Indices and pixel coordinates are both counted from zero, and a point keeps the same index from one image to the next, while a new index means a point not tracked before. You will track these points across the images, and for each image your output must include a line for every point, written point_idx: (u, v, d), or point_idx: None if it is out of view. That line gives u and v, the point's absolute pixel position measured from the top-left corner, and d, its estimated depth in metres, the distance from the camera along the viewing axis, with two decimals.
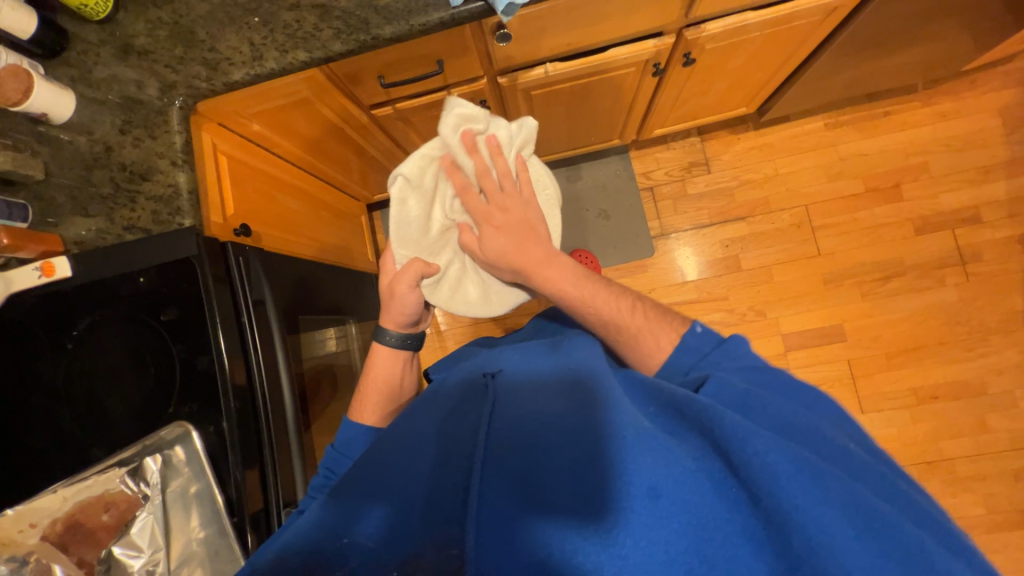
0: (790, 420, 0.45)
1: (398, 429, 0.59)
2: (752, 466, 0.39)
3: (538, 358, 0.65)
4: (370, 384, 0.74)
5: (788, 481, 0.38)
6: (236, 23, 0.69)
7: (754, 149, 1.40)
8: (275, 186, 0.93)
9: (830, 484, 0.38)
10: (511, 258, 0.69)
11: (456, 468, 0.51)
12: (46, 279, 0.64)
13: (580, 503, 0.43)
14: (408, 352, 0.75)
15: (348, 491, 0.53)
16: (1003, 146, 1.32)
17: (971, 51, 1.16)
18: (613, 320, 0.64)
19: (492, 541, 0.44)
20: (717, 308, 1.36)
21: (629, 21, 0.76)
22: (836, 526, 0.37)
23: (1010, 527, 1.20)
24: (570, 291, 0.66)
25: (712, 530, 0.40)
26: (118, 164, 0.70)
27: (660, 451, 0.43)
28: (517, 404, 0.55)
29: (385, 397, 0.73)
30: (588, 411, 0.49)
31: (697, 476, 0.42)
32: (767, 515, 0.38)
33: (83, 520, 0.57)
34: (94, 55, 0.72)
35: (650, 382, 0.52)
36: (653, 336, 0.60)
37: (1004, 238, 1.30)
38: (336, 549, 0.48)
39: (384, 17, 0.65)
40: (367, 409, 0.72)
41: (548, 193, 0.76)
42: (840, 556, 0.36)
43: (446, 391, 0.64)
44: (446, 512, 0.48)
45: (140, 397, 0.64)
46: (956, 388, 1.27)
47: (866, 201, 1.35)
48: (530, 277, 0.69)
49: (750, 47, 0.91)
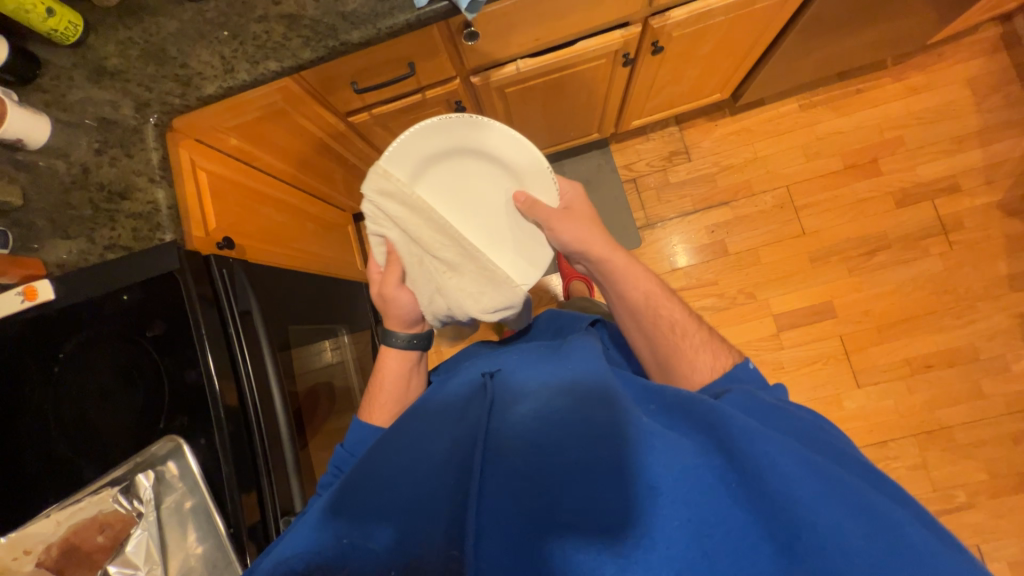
0: (817, 435, 0.47)
1: (400, 433, 0.59)
2: (759, 464, 0.42)
3: (538, 361, 0.63)
4: (378, 386, 0.76)
5: (799, 484, 0.40)
6: (205, 38, 0.70)
7: (732, 134, 1.42)
8: (259, 200, 0.93)
9: (838, 488, 0.41)
10: (598, 240, 0.72)
11: (459, 473, 0.50)
12: (30, 302, 0.64)
13: (587, 502, 0.44)
14: (410, 352, 0.77)
15: (348, 501, 0.52)
16: (974, 115, 1.34)
17: (935, 25, 1.18)
18: (680, 323, 0.65)
19: (491, 549, 0.43)
20: (709, 293, 1.37)
21: (594, 14, 0.77)
22: (843, 525, 0.38)
23: (1013, 490, 1.20)
24: (655, 291, 0.68)
25: (713, 525, 0.40)
26: (97, 184, 0.70)
27: (664, 448, 0.44)
28: (516, 405, 0.54)
29: (388, 395, 0.74)
30: (591, 413, 0.50)
31: (701, 473, 0.43)
32: (772, 510, 0.40)
33: (78, 542, 0.57)
34: (67, 79, 0.73)
35: (651, 388, 0.56)
36: (710, 354, 0.62)
37: (983, 205, 1.31)
38: (336, 554, 0.48)
39: (350, 22, 0.66)
40: (377, 410, 0.74)
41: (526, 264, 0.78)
42: (847, 551, 0.37)
43: (443, 396, 0.64)
44: (440, 515, 0.48)
45: (130, 415, 0.64)
46: (949, 355, 1.27)
47: (846, 178, 1.36)
48: (608, 267, 0.71)
49: (716, 33, 0.92)
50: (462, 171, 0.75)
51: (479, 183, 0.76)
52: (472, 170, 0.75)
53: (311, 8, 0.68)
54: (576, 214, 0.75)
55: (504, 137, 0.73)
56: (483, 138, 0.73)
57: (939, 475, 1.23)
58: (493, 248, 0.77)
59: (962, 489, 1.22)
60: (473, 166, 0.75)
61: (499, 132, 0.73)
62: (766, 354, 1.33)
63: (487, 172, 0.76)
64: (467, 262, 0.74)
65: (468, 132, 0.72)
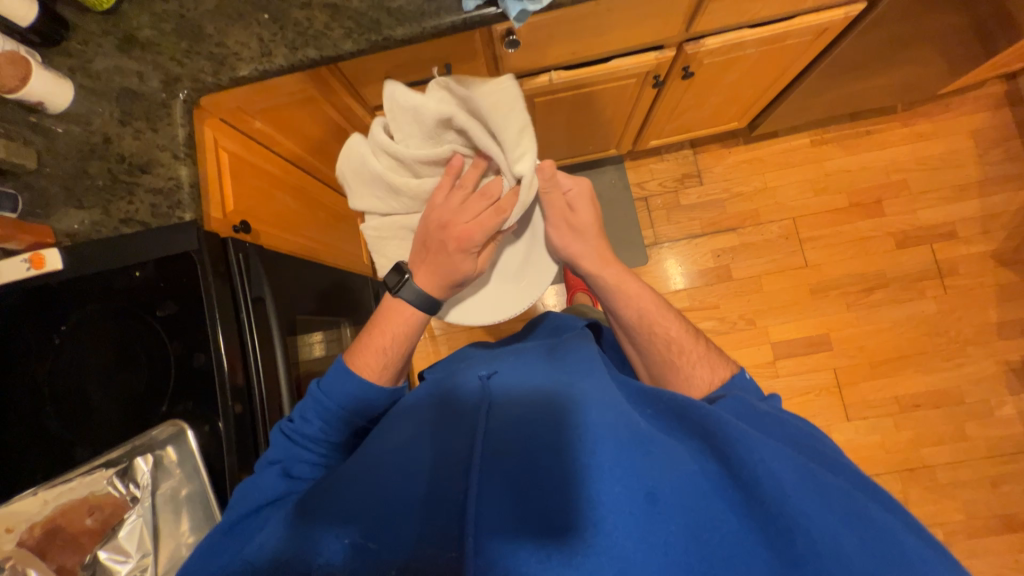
0: (807, 443, 0.50)
1: (393, 424, 0.57)
2: (756, 471, 0.43)
3: (536, 364, 0.62)
4: (382, 342, 0.63)
5: (791, 489, 0.42)
6: (244, 19, 0.69)
7: (744, 163, 1.44)
8: (276, 184, 0.91)
9: (831, 493, 0.43)
10: (592, 255, 0.72)
11: (452, 470, 0.48)
12: (36, 271, 0.62)
13: (584, 503, 0.43)
14: (421, 314, 0.65)
15: (339, 499, 0.49)
16: (976, 166, 1.39)
17: (947, 77, 1.23)
18: (677, 338, 0.66)
19: (491, 546, 0.42)
20: (709, 316, 1.39)
21: (632, 35, 0.79)
22: (836, 531, 0.40)
23: (988, 532, 1.24)
24: (649, 309, 0.68)
25: (709, 529, 0.41)
26: (117, 156, 0.69)
27: (661, 456, 0.45)
28: (512, 407, 0.53)
29: (395, 356, 0.63)
30: (586, 415, 0.49)
31: (697, 479, 0.44)
32: (771, 518, 0.41)
33: (65, 524, 0.55)
34: (94, 46, 0.71)
35: (648, 390, 0.56)
36: (703, 369, 0.63)
37: (979, 253, 1.36)
38: (337, 549, 0.46)
39: (396, 18, 0.66)
40: (370, 364, 0.63)
41: (533, 270, 0.80)
42: (841, 553, 0.39)
43: (437, 390, 0.62)
44: (434, 510, 0.46)
45: (130, 396, 0.61)
46: (936, 396, 1.31)
47: (851, 216, 1.40)
48: (602, 283, 0.71)
49: (745, 63, 0.94)
50: None
51: None
52: None
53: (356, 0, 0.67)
54: (581, 216, 0.71)
55: None
56: None
57: (919, 512, 1.26)
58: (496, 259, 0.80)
59: (939, 528, 1.25)
60: None
61: None
62: (761, 380, 1.35)
63: None
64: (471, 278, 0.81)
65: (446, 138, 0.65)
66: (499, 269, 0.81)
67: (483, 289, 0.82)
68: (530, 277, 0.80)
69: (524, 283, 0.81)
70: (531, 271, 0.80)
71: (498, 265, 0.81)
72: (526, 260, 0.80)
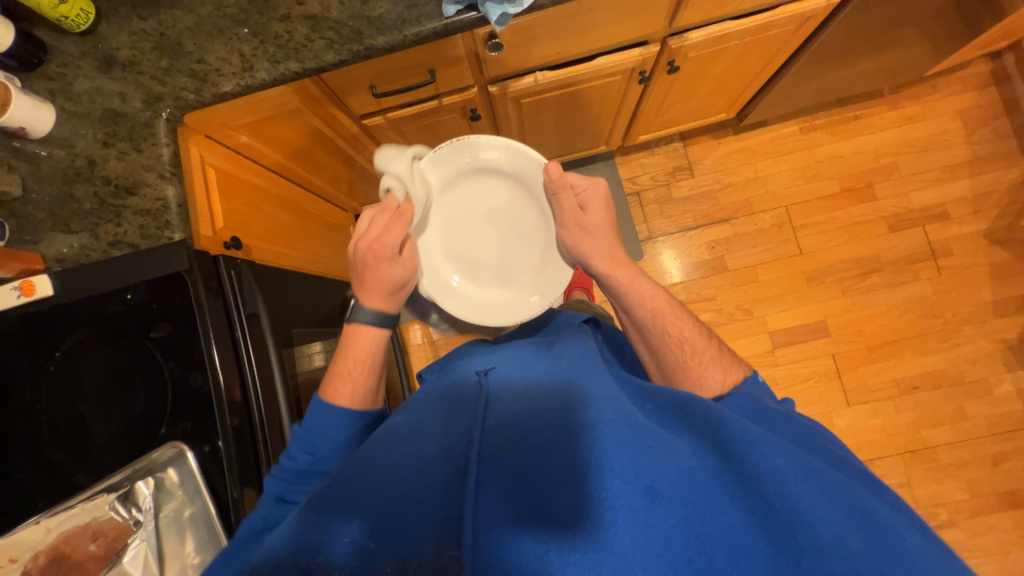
0: (810, 439, 0.49)
1: (397, 427, 0.57)
2: (758, 467, 0.44)
3: (535, 360, 0.62)
4: (352, 365, 0.65)
5: (794, 485, 0.43)
6: (224, 34, 0.69)
7: (734, 153, 1.44)
8: (265, 198, 0.91)
9: (833, 489, 0.43)
10: (603, 252, 0.72)
11: (450, 469, 0.48)
12: (25, 297, 0.61)
13: (585, 498, 0.43)
14: (384, 331, 0.67)
15: (338, 499, 0.49)
16: (965, 146, 1.40)
17: (932, 59, 1.23)
18: (689, 339, 0.65)
19: (488, 540, 0.42)
20: (707, 308, 1.39)
21: (616, 32, 0.78)
22: (839, 526, 0.40)
23: (991, 510, 1.25)
24: (663, 307, 0.68)
25: (710, 524, 0.41)
26: (102, 178, 0.68)
27: (661, 451, 0.45)
28: (513, 404, 0.53)
29: (369, 375, 0.65)
30: (589, 411, 0.50)
31: (697, 474, 0.44)
32: (773, 512, 0.41)
33: (68, 551, 0.54)
34: (74, 68, 0.70)
35: (648, 388, 0.57)
36: (718, 371, 0.62)
37: (970, 233, 1.36)
38: (332, 548, 0.45)
39: (376, 27, 0.66)
40: (343, 388, 0.63)
41: (546, 277, 0.84)
42: (843, 548, 0.39)
43: (438, 391, 0.62)
44: (430, 510, 0.45)
45: (127, 419, 0.61)
46: (935, 377, 1.32)
47: (843, 201, 1.40)
48: (612, 281, 0.72)
49: (730, 55, 0.94)
50: (472, 196, 0.84)
51: (491, 203, 0.84)
52: (478, 194, 0.84)
53: (337, 11, 0.67)
54: (595, 215, 0.73)
55: (495, 145, 0.78)
56: (483, 158, 0.80)
57: (923, 493, 1.26)
58: (514, 267, 0.87)
59: (943, 507, 1.26)
60: (480, 186, 0.84)
61: (489, 142, 0.78)
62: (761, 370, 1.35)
63: (492, 191, 0.84)
64: (495, 283, 0.87)
65: (461, 154, 0.79)
66: (518, 276, 0.87)
67: (503, 295, 0.88)
68: (545, 285, 0.84)
69: (539, 290, 0.85)
70: (546, 278, 0.84)
71: (517, 274, 0.87)
72: (540, 267, 0.85)
